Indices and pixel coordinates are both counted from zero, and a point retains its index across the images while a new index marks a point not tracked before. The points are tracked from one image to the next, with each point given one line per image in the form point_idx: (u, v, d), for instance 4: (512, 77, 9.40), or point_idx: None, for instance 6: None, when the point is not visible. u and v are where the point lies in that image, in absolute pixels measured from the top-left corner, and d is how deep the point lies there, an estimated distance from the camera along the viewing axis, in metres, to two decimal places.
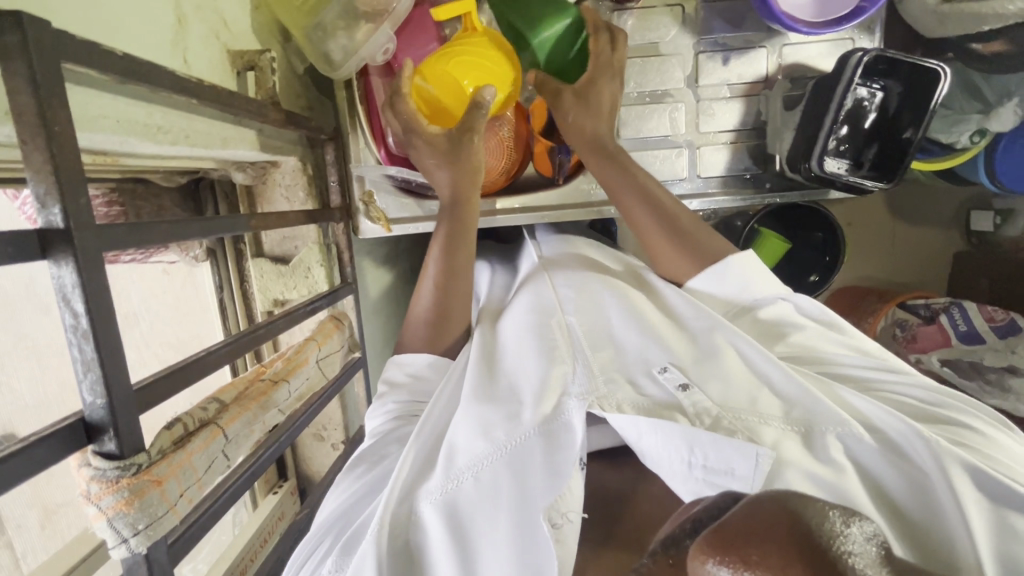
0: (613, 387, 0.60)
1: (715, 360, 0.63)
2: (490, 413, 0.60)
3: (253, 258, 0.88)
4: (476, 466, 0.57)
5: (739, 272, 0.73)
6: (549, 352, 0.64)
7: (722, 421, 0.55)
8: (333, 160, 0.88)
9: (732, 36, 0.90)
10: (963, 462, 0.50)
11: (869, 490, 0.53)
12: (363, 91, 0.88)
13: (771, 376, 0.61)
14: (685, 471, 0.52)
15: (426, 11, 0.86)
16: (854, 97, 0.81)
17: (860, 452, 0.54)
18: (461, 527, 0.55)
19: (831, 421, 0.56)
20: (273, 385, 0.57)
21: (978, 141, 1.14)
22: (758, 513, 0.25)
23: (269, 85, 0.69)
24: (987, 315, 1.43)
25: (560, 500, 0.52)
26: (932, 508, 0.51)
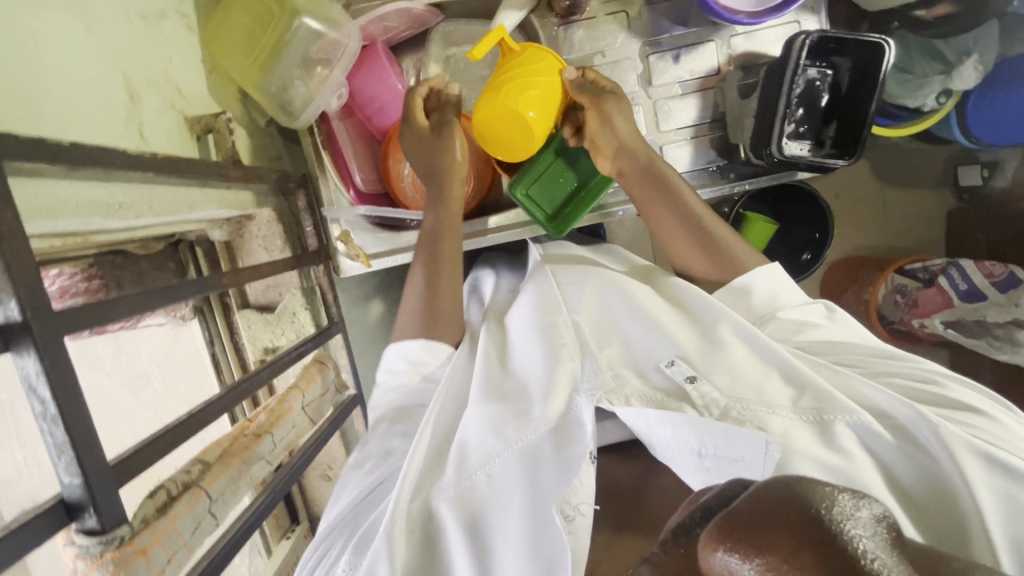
0: (620, 381, 0.61)
1: (722, 349, 0.63)
2: (500, 412, 0.61)
3: (240, 310, 0.90)
4: (487, 463, 0.57)
5: (765, 288, 0.71)
6: (554, 351, 0.64)
7: (731, 411, 0.56)
8: (305, 206, 0.89)
9: (679, 34, 0.91)
10: (970, 445, 0.50)
11: (880, 475, 0.53)
12: (325, 135, 0.90)
13: (779, 357, 0.61)
14: (696, 462, 0.55)
15: (377, 47, 0.88)
16: (804, 80, 0.83)
17: (872, 436, 0.54)
18: (475, 522, 0.56)
19: (842, 410, 0.56)
20: (256, 438, 0.59)
21: (946, 101, 1.14)
22: (768, 499, 0.26)
23: (228, 146, 0.71)
24: (985, 271, 1.41)
25: (571, 493, 0.54)
26: (943, 491, 0.51)
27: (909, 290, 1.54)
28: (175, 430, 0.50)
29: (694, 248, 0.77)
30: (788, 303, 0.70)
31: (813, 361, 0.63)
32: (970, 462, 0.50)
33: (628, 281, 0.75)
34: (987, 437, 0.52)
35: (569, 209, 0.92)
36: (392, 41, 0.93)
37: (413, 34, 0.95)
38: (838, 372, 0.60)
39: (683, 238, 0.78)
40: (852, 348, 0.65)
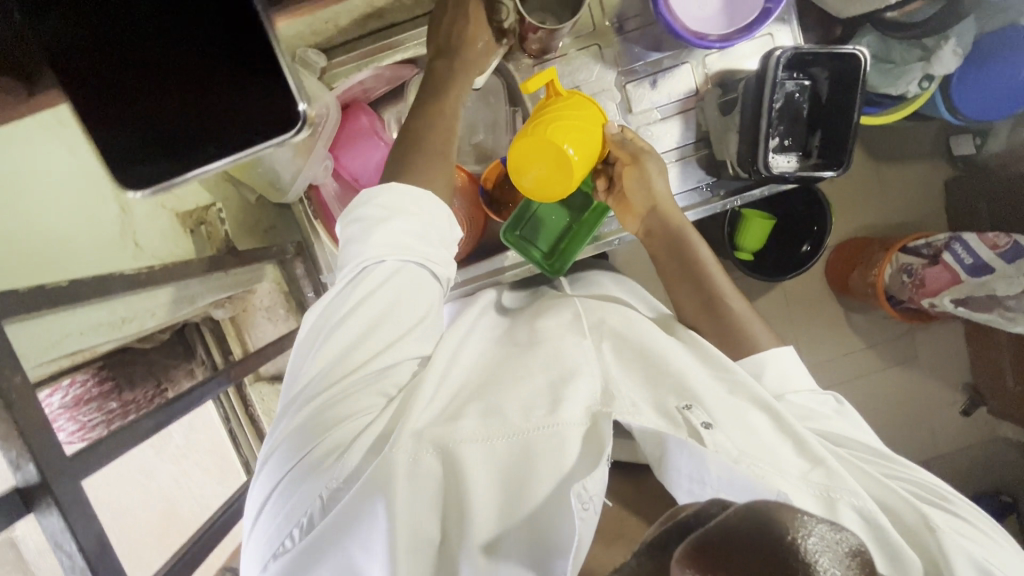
0: (640, 408, 0.61)
1: (739, 410, 0.65)
2: (530, 399, 0.63)
3: (252, 384, 0.91)
4: (512, 434, 0.60)
5: (776, 368, 0.73)
6: (575, 367, 0.67)
7: (743, 463, 0.56)
8: (303, 273, 0.90)
9: (653, 59, 0.92)
10: (968, 558, 0.55)
11: (882, 555, 0.54)
12: (314, 201, 0.90)
13: (795, 430, 0.63)
14: (696, 488, 0.56)
15: (355, 105, 0.89)
16: (782, 94, 0.83)
17: (873, 520, 0.56)
18: (487, 471, 0.59)
19: (849, 492, 0.58)
20: None
21: (928, 86, 1.13)
22: (742, 528, 0.29)
23: (221, 236, 0.72)
24: (990, 242, 1.39)
25: (589, 480, 0.53)
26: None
27: (915, 269, 1.50)
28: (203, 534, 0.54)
29: (697, 306, 0.83)
30: (798, 386, 0.72)
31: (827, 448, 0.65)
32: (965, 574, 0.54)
33: (642, 320, 0.78)
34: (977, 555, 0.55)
35: (566, 243, 0.92)
36: (372, 98, 0.93)
37: (391, 89, 0.95)
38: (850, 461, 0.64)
39: (685, 291, 0.84)
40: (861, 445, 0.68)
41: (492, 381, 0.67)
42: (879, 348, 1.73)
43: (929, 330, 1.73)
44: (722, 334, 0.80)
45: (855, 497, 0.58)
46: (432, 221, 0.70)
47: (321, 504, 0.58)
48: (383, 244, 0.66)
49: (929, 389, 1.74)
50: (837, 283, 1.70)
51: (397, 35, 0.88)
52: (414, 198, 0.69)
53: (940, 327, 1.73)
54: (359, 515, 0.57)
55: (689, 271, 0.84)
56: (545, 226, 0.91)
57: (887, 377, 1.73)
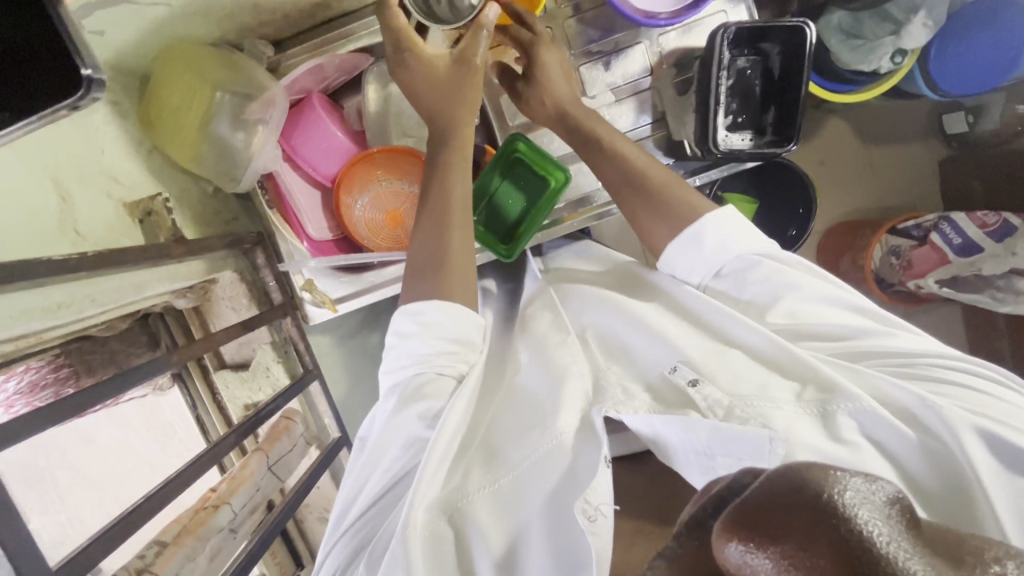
0: (630, 395, 0.63)
1: (723, 354, 0.67)
2: (542, 413, 0.63)
3: (216, 371, 0.93)
4: (523, 467, 0.60)
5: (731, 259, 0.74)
6: (564, 369, 0.68)
7: (735, 410, 0.58)
8: (264, 262, 0.92)
9: (605, 41, 0.91)
10: (973, 426, 0.53)
11: (886, 459, 0.54)
12: (271, 192, 0.91)
13: (779, 355, 0.64)
14: (702, 461, 0.56)
15: (311, 99, 0.91)
16: (732, 71, 0.83)
17: (871, 418, 0.56)
18: (503, 514, 0.59)
19: (841, 398, 0.57)
20: (213, 510, 0.66)
21: (901, 61, 1.12)
22: (776, 486, 0.24)
23: (170, 225, 0.74)
24: (980, 221, 1.38)
25: (591, 493, 0.54)
26: (952, 474, 0.53)
27: (903, 250, 1.48)
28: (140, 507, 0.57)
29: (641, 208, 0.77)
30: (765, 276, 0.73)
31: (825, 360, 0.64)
32: (973, 440, 0.52)
33: (634, 302, 0.78)
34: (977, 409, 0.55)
35: (523, 226, 0.92)
36: (330, 87, 0.94)
37: (349, 79, 0.97)
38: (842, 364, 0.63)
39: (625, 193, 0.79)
40: (844, 325, 0.67)
41: (500, 420, 0.67)
42: None
43: (926, 312, 1.70)
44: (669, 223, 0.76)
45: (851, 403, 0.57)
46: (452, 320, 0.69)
47: None
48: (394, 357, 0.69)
49: None
50: (829, 266, 1.69)
51: (349, 25, 0.89)
52: (434, 307, 0.69)
53: (937, 309, 1.70)
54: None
55: (620, 169, 0.78)
56: (504, 210, 0.92)
57: None
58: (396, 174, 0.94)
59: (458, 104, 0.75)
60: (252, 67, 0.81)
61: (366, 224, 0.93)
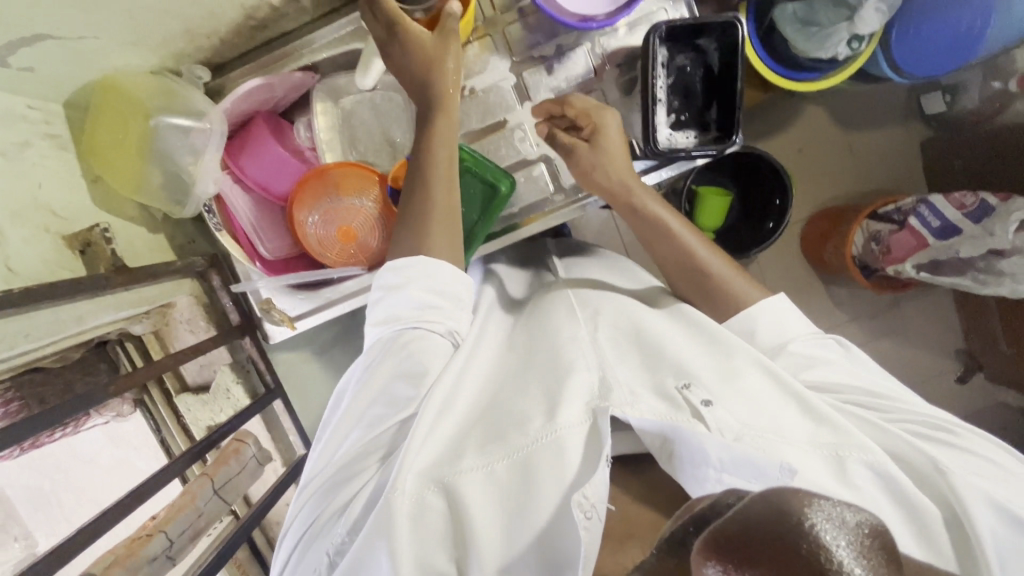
0: (637, 397, 0.66)
1: (738, 377, 0.70)
2: (535, 402, 0.68)
3: (178, 395, 0.93)
4: (511, 456, 0.64)
5: (767, 318, 0.77)
6: (573, 365, 0.71)
7: (745, 438, 0.61)
8: (220, 285, 0.93)
9: (546, 46, 0.91)
10: (980, 496, 0.60)
11: (892, 508, 0.61)
12: (222, 214, 0.92)
13: (795, 390, 0.68)
14: (699, 472, 0.59)
15: (257, 119, 0.92)
16: (671, 70, 0.83)
17: (883, 473, 0.62)
18: (492, 498, 0.63)
19: (856, 449, 0.63)
20: (146, 537, 0.62)
21: (858, 46, 1.10)
22: (756, 516, 0.28)
23: (109, 254, 0.73)
24: (957, 203, 1.36)
25: (589, 489, 0.57)
26: (954, 534, 0.60)
27: (883, 235, 1.47)
28: (78, 537, 0.58)
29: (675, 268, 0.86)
30: (798, 337, 0.76)
31: (843, 408, 0.69)
32: (980, 510, 0.59)
33: (645, 314, 0.81)
34: (986, 477, 0.62)
35: (472, 235, 0.92)
36: (277, 106, 0.95)
37: (298, 97, 0.97)
38: (858, 415, 0.68)
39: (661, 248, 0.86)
40: (867, 385, 0.72)
41: (497, 403, 0.71)
42: (861, 319, 1.68)
43: (914, 297, 1.67)
44: (718, 302, 0.83)
45: (866, 455, 0.63)
46: (429, 275, 0.75)
47: (329, 561, 0.65)
48: (381, 321, 0.75)
49: (922, 356, 1.67)
50: (813, 256, 1.65)
51: (290, 45, 0.90)
52: (416, 264, 0.75)
53: (925, 293, 1.67)
54: (375, 563, 0.61)
55: (666, 242, 0.86)
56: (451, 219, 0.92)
57: (875, 349, 1.67)
58: (344, 188, 0.94)
59: (447, 86, 0.78)
60: (190, 94, 0.82)
61: (318, 240, 0.93)
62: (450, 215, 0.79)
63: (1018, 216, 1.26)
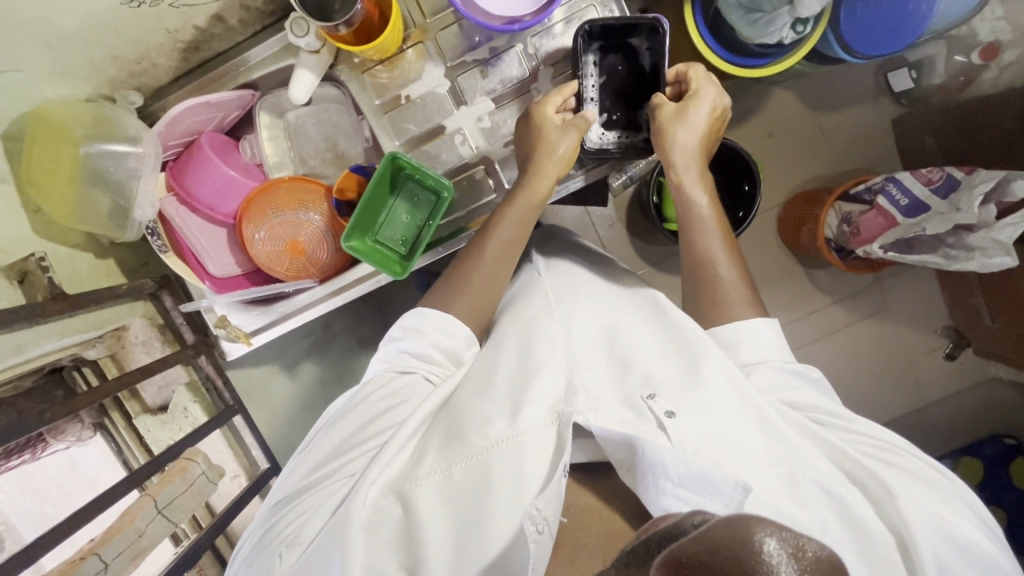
0: (602, 401, 0.69)
1: (701, 384, 0.69)
2: (497, 411, 0.70)
3: (137, 416, 0.94)
4: (469, 468, 0.66)
5: (751, 343, 0.75)
6: (543, 369, 0.74)
7: (703, 453, 0.61)
8: (172, 306, 0.94)
9: (479, 49, 0.91)
10: (923, 525, 0.60)
11: (837, 526, 0.60)
12: (169, 234, 0.93)
13: (755, 401, 0.67)
14: (660, 484, 0.60)
15: (199, 139, 0.93)
16: (601, 69, 0.88)
17: (834, 494, 0.61)
18: (449, 511, 0.64)
19: (809, 468, 0.62)
20: (79, 560, 0.65)
21: (803, 29, 1.10)
22: (716, 540, 0.34)
23: (46, 283, 0.74)
24: (925, 179, 1.35)
25: (543, 505, 0.60)
26: (891, 558, 0.59)
27: (854, 216, 1.46)
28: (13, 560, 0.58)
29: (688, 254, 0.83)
30: (776, 355, 0.75)
31: (801, 420, 0.69)
32: (922, 536, 0.59)
33: (616, 321, 0.82)
34: (942, 511, 0.62)
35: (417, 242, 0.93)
36: (219, 126, 0.96)
37: (241, 115, 0.98)
38: (813, 429, 0.68)
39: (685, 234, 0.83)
40: (834, 408, 0.72)
41: (457, 409, 0.72)
42: (841, 302, 1.66)
43: (895, 276, 1.65)
44: (713, 304, 0.79)
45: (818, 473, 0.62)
46: (445, 330, 0.80)
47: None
48: (387, 358, 0.80)
49: (903, 338, 1.66)
50: (791, 241, 1.64)
51: (225, 65, 0.91)
52: (437, 321, 0.80)
53: (906, 272, 1.65)
54: (325, 567, 0.62)
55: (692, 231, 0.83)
56: (397, 229, 0.94)
57: (856, 331, 1.65)
58: (289, 201, 0.95)
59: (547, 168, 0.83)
60: (123, 118, 0.83)
61: (267, 256, 0.95)
62: (509, 250, 0.84)
63: (982, 189, 1.25)
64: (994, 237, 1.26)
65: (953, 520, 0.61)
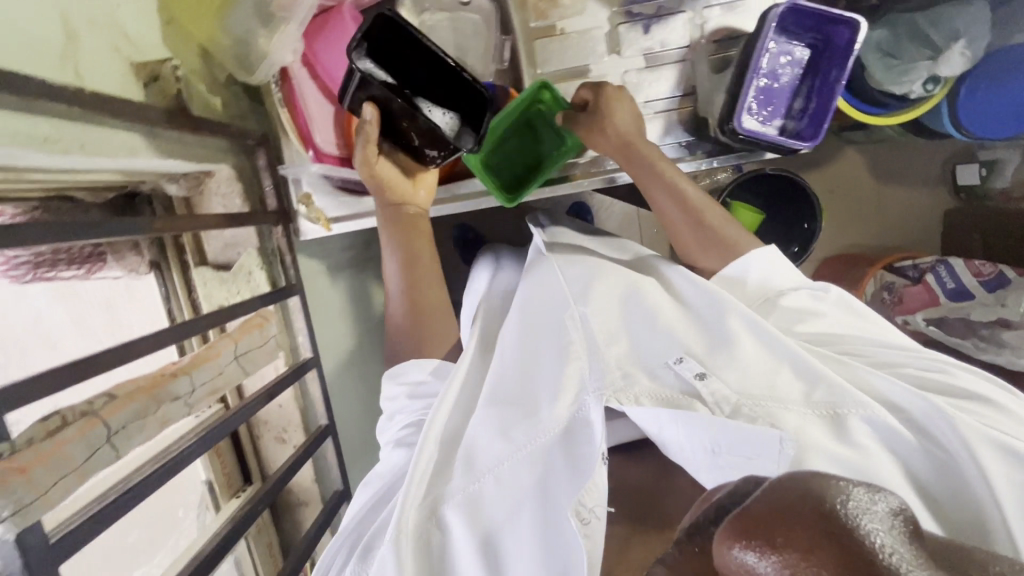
0: (631, 379, 0.62)
1: (729, 344, 0.67)
2: (509, 416, 0.65)
3: (196, 267, 0.89)
4: (500, 465, 0.61)
5: (758, 272, 0.76)
6: (565, 353, 0.67)
7: (744, 407, 0.59)
8: (265, 166, 0.90)
9: (649, 4, 0.90)
10: (987, 441, 0.54)
11: (899, 472, 0.56)
12: (286, 95, 0.88)
13: (786, 351, 0.65)
14: (710, 456, 0.56)
15: (341, 8, 0.88)
16: (772, 58, 0.82)
17: (883, 430, 0.58)
18: (487, 522, 0.59)
19: (855, 404, 0.60)
20: (171, 376, 0.55)
21: (932, 89, 1.11)
22: (784, 497, 0.25)
23: (174, 93, 0.71)
24: (974, 270, 1.34)
25: (587, 495, 0.54)
26: (964, 491, 0.54)
27: (896, 287, 1.43)
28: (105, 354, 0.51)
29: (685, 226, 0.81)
30: (783, 286, 0.75)
31: (825, 359, 0.67)
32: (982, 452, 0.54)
33: (642, 280, 0.77)
34: (993, 423, 0.57)
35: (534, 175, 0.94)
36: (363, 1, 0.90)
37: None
38: (850, 369, 0.65)
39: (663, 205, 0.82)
40: (866, 342, 0.70)
41: (497, 401, 0.68)
42: None
43: None
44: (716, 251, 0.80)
45: (864, 412, 0.59)
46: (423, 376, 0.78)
47: None
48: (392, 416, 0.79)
49: None
50: None
51: None
52: (414, 367, 0.79)
53: None
54: None
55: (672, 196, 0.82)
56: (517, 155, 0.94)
57: None
58: None
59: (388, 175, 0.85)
60: None
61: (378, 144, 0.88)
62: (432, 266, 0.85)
63: None
64: None
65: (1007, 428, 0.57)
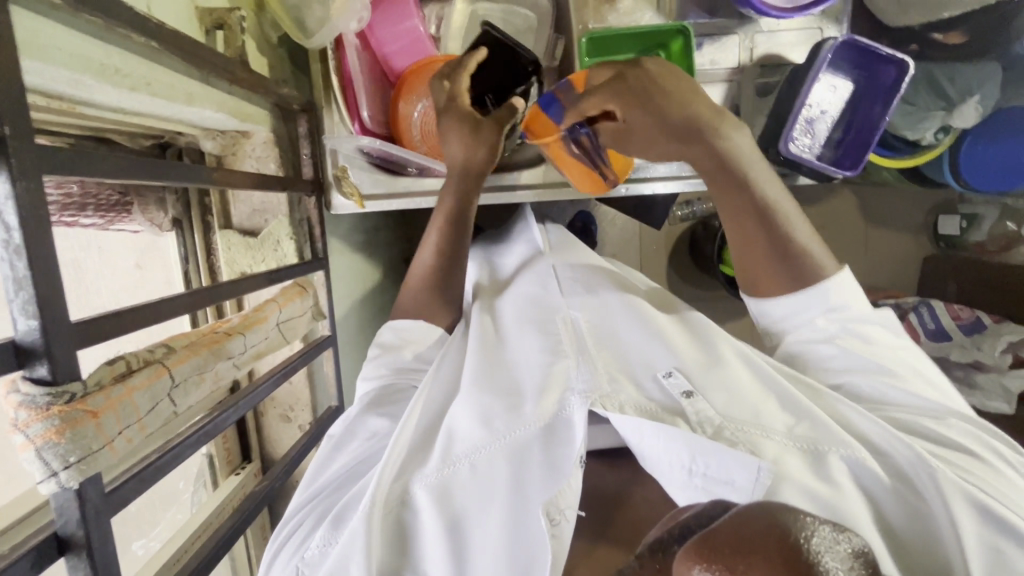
0: (617, 386, 0.56)
1: (720, 365, 0.60)
2: (489, 403, 0.57)
3: (220, 230, 0.86)
4: (473, 454, 0.55)
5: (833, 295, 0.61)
6: (553, 346, 0.62)
7: (724, 431, 0.53)
8: (306, 133, 0.87)
9: (705, 21, 0.92)
10: (965, 493, 0.48)
11: (870, 513, 0.50)
12: (337, 63, 0.86)
13: (779, 381, 0.58)
14: (684, 479, 0.51)
15: None
16: (822, 88, 0.85)
17: (866, 472, 0.52)
18: (455, 514, 0.53)
19: (837, 442, 0.53)
20: (228, 335, 0.55)
21: (942, 138, 1.13)
22: (749, 525, 0.27)
23: (238, 45, 0.68)
24: (953, 313, 1.34)
25: (558, 496, 0.50)
26: (930, 534, 0.49)
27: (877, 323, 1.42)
28: (172, 301, 0.48)
29: (767, 254, 0.62)
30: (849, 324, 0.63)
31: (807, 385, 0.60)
32: (966, 513, 0.47)
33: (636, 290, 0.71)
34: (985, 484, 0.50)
35: None
36: None
37: None
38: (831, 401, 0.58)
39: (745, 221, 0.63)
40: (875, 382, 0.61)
41: (478, 387, 0.60)
42: None
43: None
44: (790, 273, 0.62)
45: (847, 451, 0.53)
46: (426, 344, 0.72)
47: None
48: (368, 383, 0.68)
49: None
50: None
51: None
52: (418, 327, 0.72)
53: None
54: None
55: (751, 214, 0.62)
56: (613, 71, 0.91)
57: None
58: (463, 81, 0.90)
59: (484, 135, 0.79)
60: None
61: (421, 131, 0.92)
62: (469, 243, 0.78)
63: (1007, 338, 1.22)
64: (1002, 382, 1.18)
65: (996, 486, 0.50)
